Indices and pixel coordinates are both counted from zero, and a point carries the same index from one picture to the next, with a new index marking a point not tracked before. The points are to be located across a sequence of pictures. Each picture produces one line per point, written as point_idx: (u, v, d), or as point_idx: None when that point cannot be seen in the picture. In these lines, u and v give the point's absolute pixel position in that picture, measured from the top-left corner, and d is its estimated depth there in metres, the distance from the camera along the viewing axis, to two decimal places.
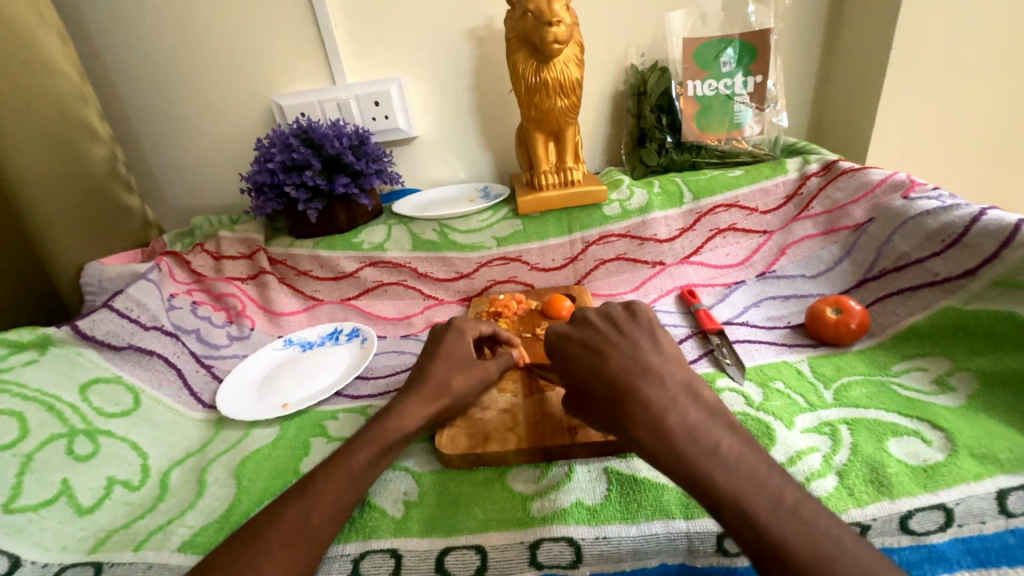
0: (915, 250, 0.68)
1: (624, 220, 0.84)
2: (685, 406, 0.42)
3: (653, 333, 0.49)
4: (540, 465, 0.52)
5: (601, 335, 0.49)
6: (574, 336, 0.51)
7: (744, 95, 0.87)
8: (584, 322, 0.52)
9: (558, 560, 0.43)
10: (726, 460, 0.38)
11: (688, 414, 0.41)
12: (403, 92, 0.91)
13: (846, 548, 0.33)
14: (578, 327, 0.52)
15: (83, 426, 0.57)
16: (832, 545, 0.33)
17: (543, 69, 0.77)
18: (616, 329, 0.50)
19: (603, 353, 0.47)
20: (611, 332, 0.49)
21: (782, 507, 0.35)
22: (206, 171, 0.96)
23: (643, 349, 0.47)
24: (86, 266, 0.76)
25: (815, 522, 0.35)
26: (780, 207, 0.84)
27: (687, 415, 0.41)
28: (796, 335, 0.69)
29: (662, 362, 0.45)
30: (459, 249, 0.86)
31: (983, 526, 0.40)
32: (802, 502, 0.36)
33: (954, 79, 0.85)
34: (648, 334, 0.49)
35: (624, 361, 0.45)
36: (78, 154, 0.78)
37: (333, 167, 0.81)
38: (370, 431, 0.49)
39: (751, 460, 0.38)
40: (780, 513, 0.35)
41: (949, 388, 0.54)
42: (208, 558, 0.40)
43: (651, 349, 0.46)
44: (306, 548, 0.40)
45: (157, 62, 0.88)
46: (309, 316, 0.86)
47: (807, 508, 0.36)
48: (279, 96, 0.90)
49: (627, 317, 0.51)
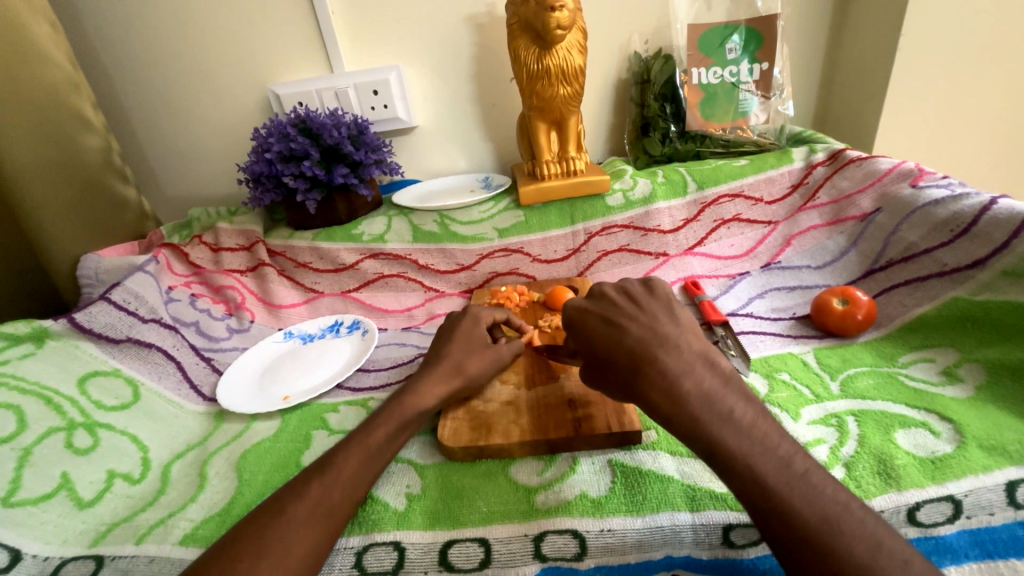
0: (923, 240, 0.67)
1: (627, 210, 0.83)
2: (702, 371, 0.41)
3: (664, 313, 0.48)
4: (544, 458, 0.51)
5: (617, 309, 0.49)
6: (590, 310, 0.50)
7: (750, 83, 0.85)
8: (602, 297, 0.51)
9: (562, 553, 0.43)
10: (740, 423, 0.38)
11: (700, 390, 0.40)
12: (401, 80, 0.90)
13: (854, 526, 0.33)
14: (594, 301, 0.51)
15: (82, 419, 0.57)
16: (844, 530, 0.33)
17: (545, 56, 0.75)
18: (634, 303, 0.49)
19: (622, 325, 0.46)
20: (629, 306, 0.49)
21: (795, 498, 0.34)
22: (203, 162, 0.95)
23: (660, 323, 0.46)
24: (83, 259, 0.75)
25: (830, 492, 0.34)
26: (785, 197, 0.83)
27: (698, 392, 0.40)
28: (801, 327, 0.68)
29: (671, 337, 0.45)
30: (460, 240, 0.85)
31: (992, 517, 0.40)
32: (815, 470, 0.36)
33: (964, 65, 0.84)
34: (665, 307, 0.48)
35: (643, 333, 0.45)
36: (73, 145, 0.77)
37: (331, 157, 0.80)
38: (377, 417, 0.48)
39: (755, 430, 0.38)
40: (791, 497, 0.34)
41: (958, 379, 0.54)
42: None
43: (668, 321, 0.46)
44: (314, 533, 0.39)
45: (151, 50, 0.86)
46: (308, 309, 0.85)
47: (819, 473, 0.36)
48: (276, 84, 0.89)
49: (644, 293, 0.50)
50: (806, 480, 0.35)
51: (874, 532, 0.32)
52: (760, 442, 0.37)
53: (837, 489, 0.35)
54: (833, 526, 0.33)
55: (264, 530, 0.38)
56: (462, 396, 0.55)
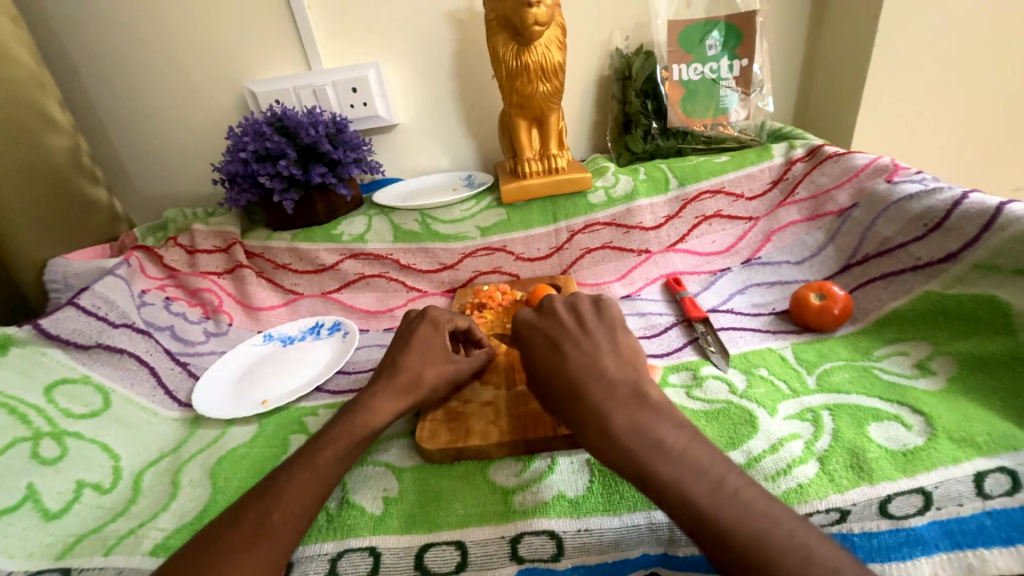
0: (897, 235, 0.68)
1: (609, 208, 0.83)
2: None
3: (613, 334, 0.50)
4: (522, 458, 0.51)
5: (563, 331, 0.51)
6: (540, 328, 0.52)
7: (730, 80, 0.85)
8: (550, 316, 0.54)
9: (539, 554, 0.43)
10: (671, 453, 0.39)
11: None
12: (381, 78, 0.88)
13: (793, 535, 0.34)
14: (545, 319, 0.53)
15: (49, 428, 0.55)
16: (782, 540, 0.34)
17: (523, 53, 0.74)
18: (580, 329, 0.51)
19: (564, 351, 0.48)
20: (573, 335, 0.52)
21: (728, 498, 0.36)
22: (178, 162, 0.93)
23: (602, 351, 0.48)
24: (49, 263, 0.73)
25: (753, 507, 0.35)
26: (765, 192, 0.83)
27: None
28: (780, 322, 0.69)
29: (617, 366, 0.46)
30: (441, 239, 0.84)
31: (961, 508, 0.41)
32: (740, 488, 0.37)
33: (939, 60, 0.84)
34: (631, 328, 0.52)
35: (582, 362, 0.47)
36: (38, 145, 0.75)
37: (309, 156, 0.78)
38: (335, 429, 0.48)
39: (697, 451, 0.39)
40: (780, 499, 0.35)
41: (930, 372, 0.54)
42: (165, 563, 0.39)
43: (609, 352, 0.48)
44: (262, 554, 0.39)
45: (122, 49, 0.84)
46: (288, 311, 0.83)
47: (750, 490, 0.36)
48: (251, 82, 0.87)
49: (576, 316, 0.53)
50: (730, 501, 0.36)
51: (802, 543, 0.33)
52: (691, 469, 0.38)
53: (751, 508, 0.36)
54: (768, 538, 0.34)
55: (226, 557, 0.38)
56: (392, 394, 0.52)
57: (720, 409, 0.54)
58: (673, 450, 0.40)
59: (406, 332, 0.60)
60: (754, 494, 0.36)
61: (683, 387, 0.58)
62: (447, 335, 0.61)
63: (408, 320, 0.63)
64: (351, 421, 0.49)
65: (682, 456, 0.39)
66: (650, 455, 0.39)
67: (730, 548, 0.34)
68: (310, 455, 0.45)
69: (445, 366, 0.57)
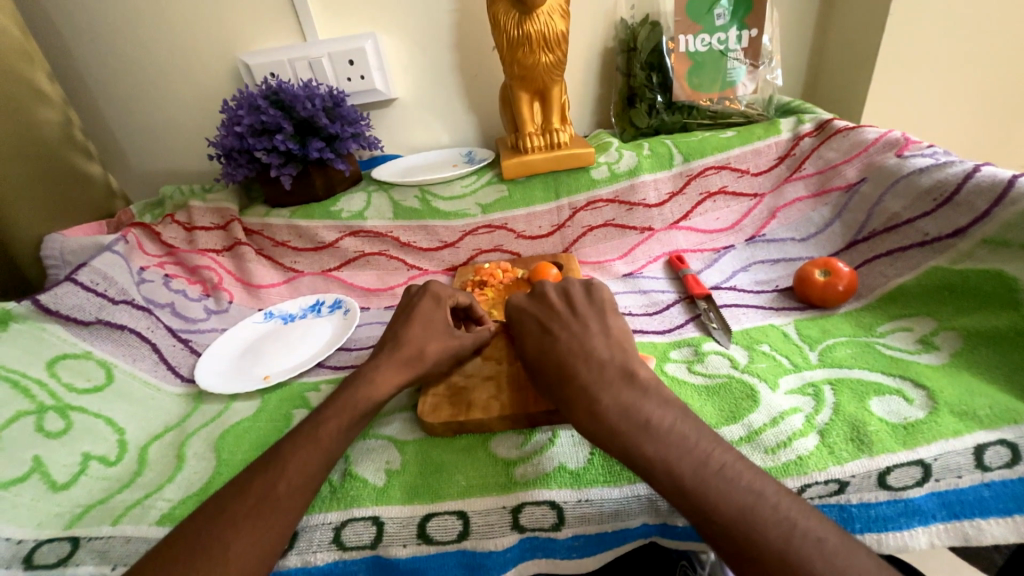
0: (906, 210, 0.67)
1: (612, 184, 0.82)
2: None
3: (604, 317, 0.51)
4: (523, 431, 0.51)
5: (553, 315, 0.52)
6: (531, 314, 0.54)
7: (738, 51, 0.83)
8: (543, 299, 0.55)
9: (540, 523, 0.44)
10: (657, 432, 0.39)
11: None
12: (378, 50, 0.86)
13: (777, 510, 0.34)
14: (537, 304, 0.54)
15: (52, 402, 0.56)
16: (767, 515, 0.34)
17: (525, 22, 0.72)
18: (571, 313, 0.52)
19: (554, 335, 0.49)
20: (566, 312, 0.52)
21: (717, 473, 0.36)
22: (173, 138, 0.91)
23: (592, 333, 0.49)
24: (45, 239, 0.72)
25: (746, 481, 0.36)
26: (772, 168, 0.81)
27: None
28: (783, 299, 0.68)
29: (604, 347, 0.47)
30: (442, 216, 0.83)
31: (960, 480, 0.41)
32: (731, 463, 0.37)
33: (956, 29, 0.81)
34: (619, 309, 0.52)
35: (571, 344, 0.48)
36: (28, 118, 0.73)
37: (306, 131, 0.77)
38: (338, 401, 0.48)
39: (684, 430, 0.39)
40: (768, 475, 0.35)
41: (934, 347, 0.54)
42: (171, 533, 0.39)
43: (598, 334, 0.48)
44: (265, 523, 0.39)
45: (111, 19, 0.81)
46: (289, 289, 0.83)
47: (745, 465, 0.37)
48: (245, 54, 0.84)
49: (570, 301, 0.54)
50: (721, 476, 0.36)
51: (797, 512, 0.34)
52: (678, 446, 0.38)
53: (751, 480, 0.36)
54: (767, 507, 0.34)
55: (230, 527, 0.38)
56: (392, 369, 0.52)
57: (721, 383, 0.54)
58: (673, 423, 0.39)
59: (406, 308, 0.60)
60: (739, 470, 0.37)
61: (684, 362, 0.58)
62: (449, 310, 0.61)
63: (408, 296, 0.63)
64: (352, 395, 0.49)
65: (670, 433, 0.39)
66: (649, 429, 0.39)
67: (723, 522, 0.34)
68: (312, 428, 0.45)
69: (446, 342, 0.56)
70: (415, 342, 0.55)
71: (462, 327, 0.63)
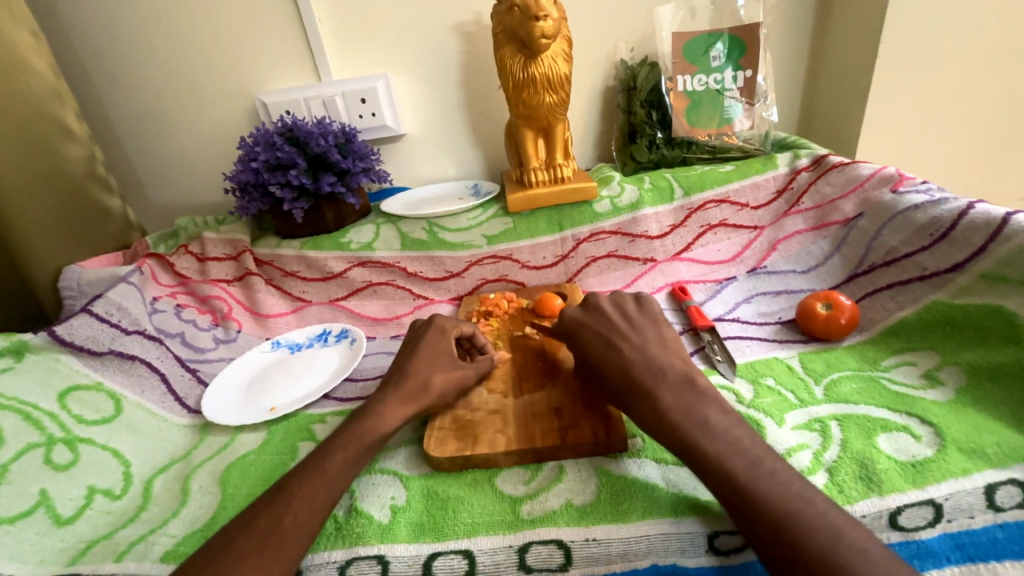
0: (903, 244, 0.68)
1: (615, 217, 0.84)
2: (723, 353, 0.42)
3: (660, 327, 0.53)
4: (530, 467, 0.51)
5: (611, 325, 0.54)
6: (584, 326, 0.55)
7: (734, 90, 0.86)
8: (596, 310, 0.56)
9: (548, 564, 0.43)
10: None
11: None
12: (389, 89, 0.90)
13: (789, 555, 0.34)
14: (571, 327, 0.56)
15: (62, 434, 0.56)
16: (780, 561, 0.33)
17: (530, 65, 0.75)
18: (627, 323, 0.54)
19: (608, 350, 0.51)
20: (623, 323, 0.54)
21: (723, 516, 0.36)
22: (189, 172, 0.94)
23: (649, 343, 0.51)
24: (64, 270, 0.74)
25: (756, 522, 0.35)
26: (770, 202, 0.83)
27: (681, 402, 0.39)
28: (786, 331, 0.69)
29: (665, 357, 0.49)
30: (448, 248, 0.85)
31: (972, 520, 0.40)
32: (740, 504, 0.37)
33: (944, 71, 0.85)
34: (653, 326, 0.53)
35: (635, 355, 0.49)
36: (55, 155, 0.76)
37: (318, 166, 0.79)
38: (345, 434, 0.48)
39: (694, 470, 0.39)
40: (775, 520, 0.35)
41: (939, 382, 0.54)
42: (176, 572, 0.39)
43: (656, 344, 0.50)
44: (270, 563, 0.39)
45: (138, 63, 0.86)
46: (297, 318, 0.84)
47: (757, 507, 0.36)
48: (263, 93, 0.88)
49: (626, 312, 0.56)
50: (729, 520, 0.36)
51: (808, 557, 0.33)
52: None
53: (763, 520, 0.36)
54: (792, 549, 0.34)
55: (235, 567, 0.38)
56: (400, 402, 0.52)
57: None
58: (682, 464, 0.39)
59: (414, 338, 0.62)
60: (748, 511, 0.36)
61: None
62: (453, 341, 0.62)
63: (415, 328, 0.64)
64: (359, 431, 0.49)
65: None
66: None
67: None
68: (321, 463, 0.46)
69: (452, 375, 0.57)
70: (421, 376, 0.55)
71: (468, 357, 0.63)
